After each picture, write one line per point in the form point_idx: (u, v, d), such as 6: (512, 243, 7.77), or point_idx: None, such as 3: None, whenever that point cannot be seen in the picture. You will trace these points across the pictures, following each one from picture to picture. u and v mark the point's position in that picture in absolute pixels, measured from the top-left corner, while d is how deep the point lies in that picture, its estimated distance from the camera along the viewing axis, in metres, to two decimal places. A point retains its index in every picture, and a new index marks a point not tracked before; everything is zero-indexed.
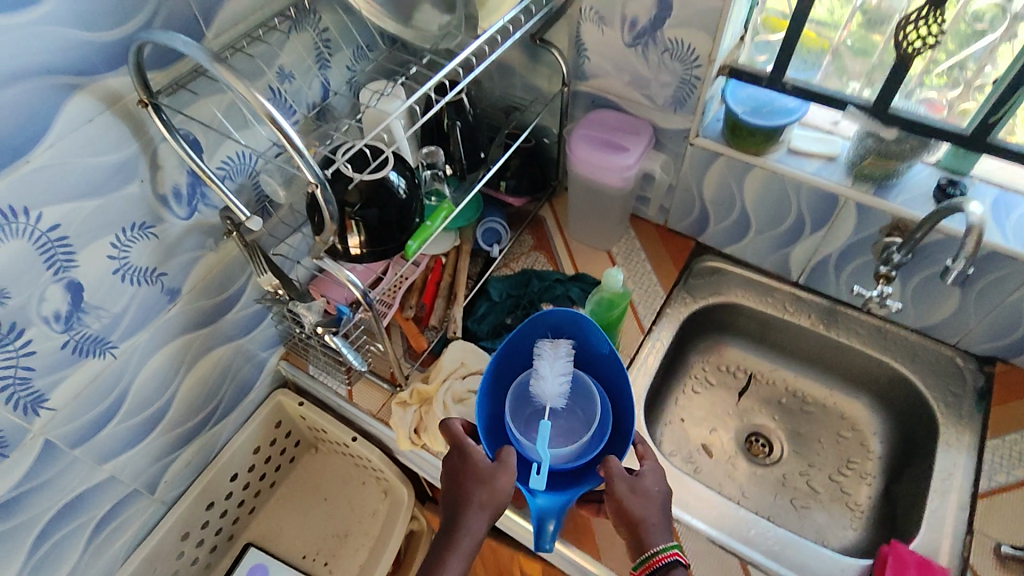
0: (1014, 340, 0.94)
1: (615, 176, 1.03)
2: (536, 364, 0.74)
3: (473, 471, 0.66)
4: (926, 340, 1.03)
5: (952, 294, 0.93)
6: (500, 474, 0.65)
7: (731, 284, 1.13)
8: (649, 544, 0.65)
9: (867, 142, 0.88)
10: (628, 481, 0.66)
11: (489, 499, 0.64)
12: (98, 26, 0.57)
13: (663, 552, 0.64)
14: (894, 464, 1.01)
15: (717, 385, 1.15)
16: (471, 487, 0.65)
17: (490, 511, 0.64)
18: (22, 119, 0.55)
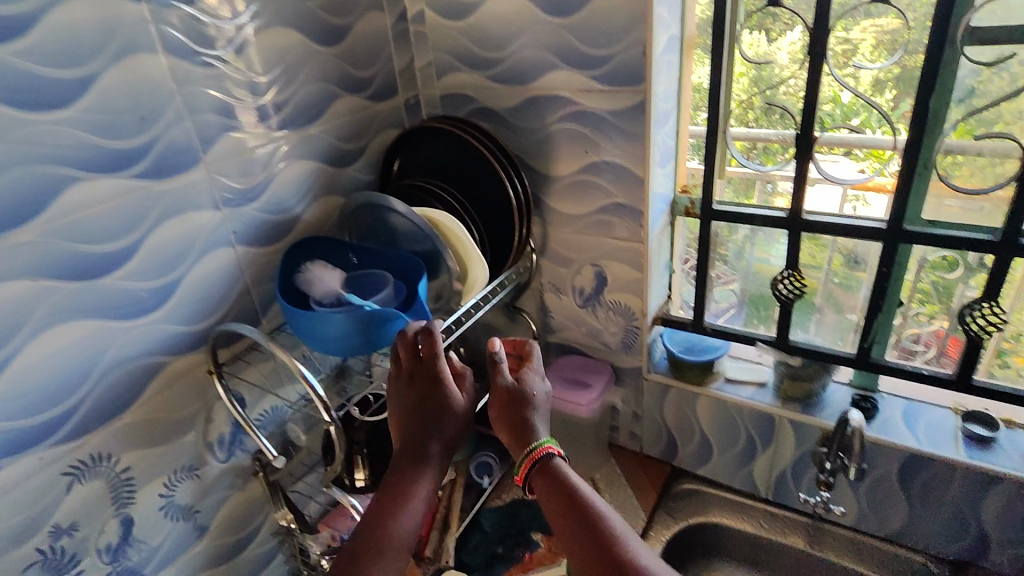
0: (970, 541, 0.99)
1: (583, 411, 1.23)
2: (311, 274, 0.89)
3: (435, 409, 0.86)
4: (894, 548, 1.07)
5: (898, 498, 1.02)
6: (451, 415, 0.85)
7: (709, 505, 1.21)
8: (535, 437, 0.81)
9: (780, 368, 1.12)
10: (530, 393, 0.85)
11: (445, 443, 0.85)
12: (192, 322, 0.84)
13: (543, 444, 0.80)
14: None
15: None
16: (424, 450, 0.84)
17: (435, 482, 0.84)
18: (126, 387, 0.77)
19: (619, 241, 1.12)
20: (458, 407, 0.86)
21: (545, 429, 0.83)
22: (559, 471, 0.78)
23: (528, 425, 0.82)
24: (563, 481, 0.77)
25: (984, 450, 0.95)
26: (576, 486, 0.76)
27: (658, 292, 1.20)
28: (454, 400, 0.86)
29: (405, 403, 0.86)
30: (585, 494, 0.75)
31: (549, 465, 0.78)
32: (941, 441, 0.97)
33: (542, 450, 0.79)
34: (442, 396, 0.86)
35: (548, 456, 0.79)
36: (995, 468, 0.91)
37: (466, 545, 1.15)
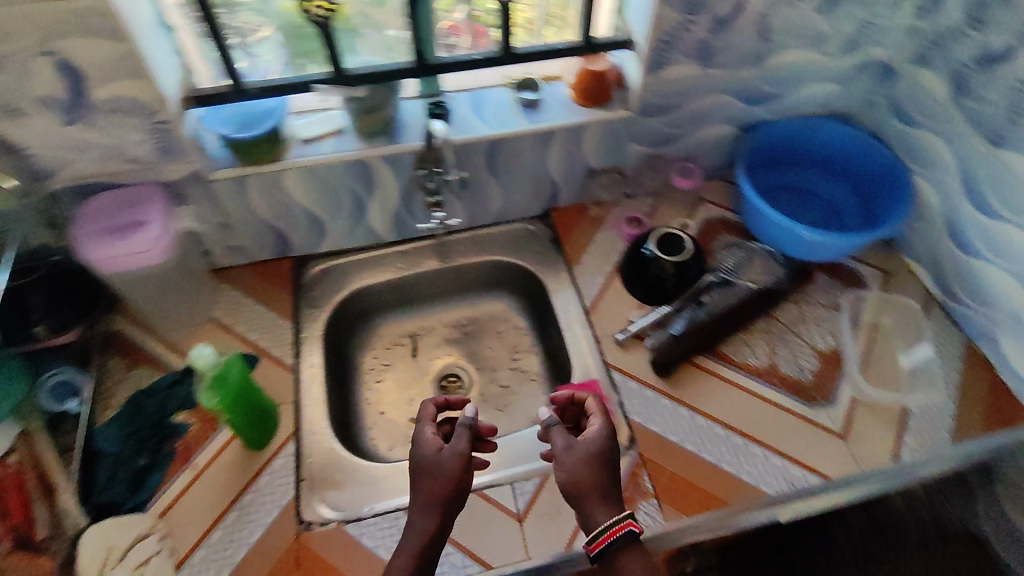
0: (547, 192, 1.14)
1: (139, 261, 0.92)
2: None
3: (430, 469, 0.77)
4: (499, 225, 1.18)
5: (491, 185, 1.09)
6: (445, 470, 0.76)
7: (344, 275, 1.13)
8: (603, 519, 0.72)
9: (352, 106, 0.97)
10: (567, 452, 0.75)
11: (435, 503, 0.75)
12: None
13: (621, 523, 0.70)
14: (539, 327, 1.16)
15: (392, 363, 1.16)
16: (439, 509, 0.75)
17: (433, 511, 0.75)
18: None
19: (47, 4, 0.72)
20: (459, 452, 0.77)
21: (602, 496, 0.73)
22: (626, 552, 0.70)
23: (584, 475, 0.74)
24: (629, 551, 0.70)
25: (537, 112, 1.03)
26: (642, 567, 0.70)
27: (163, 63, 0.87)
28: (450, 456, 0.77)
29: (413, 460, 0.79)
30: (640, 571, 0.69)
31: (614, 541, 0.70)
32: (507, 119, 1.02)
33: (613, 532, 0.70)
34: (426, 451, 0.78)
35: (616, 537, 0.70)
36: (549, 125, 1.02)
37: (96, 485, 0.87)
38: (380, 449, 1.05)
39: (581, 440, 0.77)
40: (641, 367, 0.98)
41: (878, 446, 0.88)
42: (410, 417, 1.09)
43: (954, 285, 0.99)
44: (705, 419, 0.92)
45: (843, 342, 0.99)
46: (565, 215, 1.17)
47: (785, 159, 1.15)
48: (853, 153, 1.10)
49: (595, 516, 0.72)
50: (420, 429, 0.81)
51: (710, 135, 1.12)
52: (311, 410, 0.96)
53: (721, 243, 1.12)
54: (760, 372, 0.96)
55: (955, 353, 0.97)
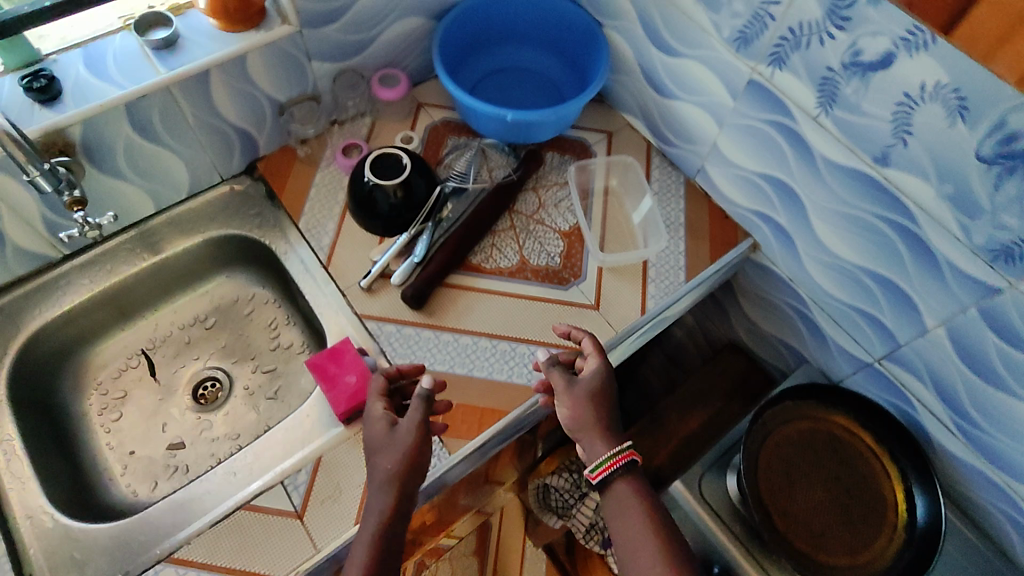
0: (239, 144, 0.96)
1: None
2: None
3: (382, 446, 0.71)
4: (199, 197, 0.99)
5: (159, 155, 0.89)
6: (400, 443, 0.70)
7: (16, 315, 0.89)
8: (609, 448, 0.72)
9: None
10: (569, 389, 0.76)
11: (398, 485, 0.68)
12: None
13: (621, 453, 0.71)
14: (287, 296, 1.03)
15: (130, 393, 0.97)
16: (397, 483, 0.68)
17: (387, 491, 0.68)
18: None
19: None
20: (413, 424, 0.72)
21: (599, 435, 0.73)
22: (623, 483, 0.71)
23: (585, 413, 0.74)
24: (623, 481, 0.71)
25: (176, 54, 0.83)
26: (636, 494, 0.70)
27: None
28: (405, 426, 0.71)
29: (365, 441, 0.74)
30: (635, 499, 0.70)
31: (614, 472, 0.71)
32: (138, 71, 0.81)
33: (608, 466, 0.70)
34: (375, 431, 0.72)
35: (614, 469, 0.71)
36: (196, 65, 0.82)
37: None
38: (140, 495, 0.89)
39: (579, 377, 0.77)
40: (395, 307, 0.89)
41: (629, 306, 0.91)
42: (169, 445, 0.94)
43: (663, 129, 1.01)
44: (469, 338, 0.88)
45: (581, 216, 0.98)
46: (272, 163, 1.01)
47: (491, 38, 1.08)
48: (554, 20, 1.05)
49: (594, 453, 0.73)
50: (372, 406, 0.75)
51: (398, 32, 0.99)
52: (17, 495, 0.78)
53: (448, 148, 1.03)
54: (512, 271, 0.93)
55: (678, 194, 1.02)
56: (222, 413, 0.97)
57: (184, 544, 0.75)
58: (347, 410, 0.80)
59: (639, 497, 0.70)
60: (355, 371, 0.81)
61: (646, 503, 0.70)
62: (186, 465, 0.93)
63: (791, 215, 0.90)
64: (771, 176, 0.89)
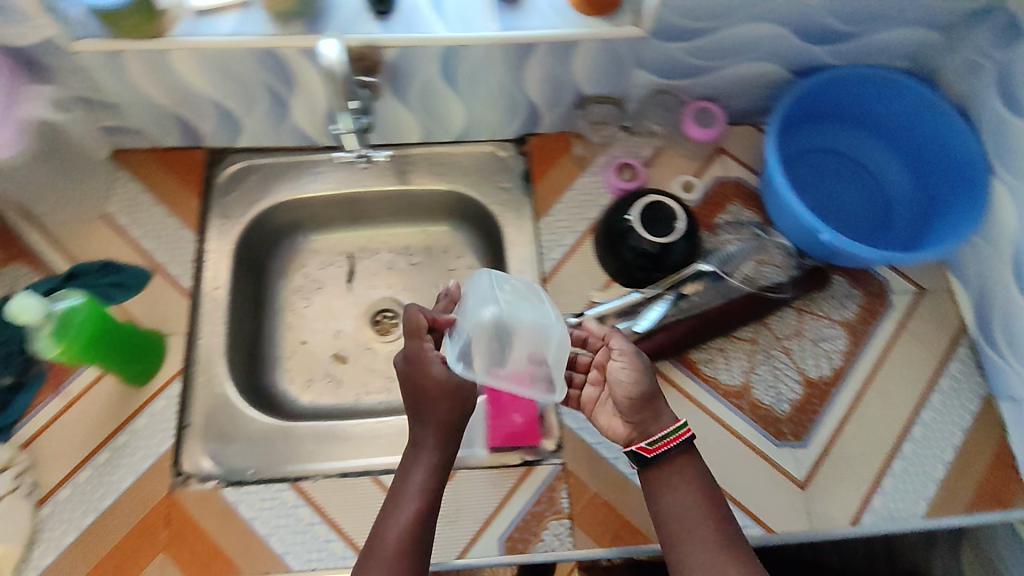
0: (523, 114, 0.90)
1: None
2: None
3: (442, 394, 0.66)
4: (461, 146, 0.97)
5: (449, 96, 0.86)
6: (455, 399, 0.67)
7: (268, 180, 0.94)
8: (666, 424, 0.69)
9: None
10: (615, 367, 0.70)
11: (451, 425, 0.67)
12: None
13: (683, 429, 0.68)
14: (493, 275, 0.99)
15: (324, 287, 1.02)
16: (452, 429, 0.67)
17: (443, 432, 0.67)
18: None
19: None
20: (464, 376, 0.68)
21: (659, 402, 0.70)
22: (682, 458, 0.68)
23: (641, 388, 0.69)
24: (680, 457, 0.68)
25: (515, 14, 0.77)
26: (697, 464, 0.68)
27: None
28: (470, 371, 0.68)
29: (411, 390, 0.67)
30: (695, 466, 0.68)
31: (671, 449, 0.68)
32: (472, 20, 0.77)
33: (671, 437, 0.68)
34: (430, 376, 0.66)
35: (678, 441, 0.68)
36: (527, 35, 0.77)
37: None
38: (293, 384, 0.94)
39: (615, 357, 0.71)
40: None
41: (840, 507, 0.75)
42: (334, 351, 0.98)
43: (996, 327, 0.80)
44: None
45: (837, 374, 0.81)
46: (543, 145, 0.95)
47: (842, 114, 0.91)
48: (935, 129, 0.85)
49: (653, 421, 0.69)
50: (415, 348, 0.67)
51: (746, 73, 0.86)
52: (208, 343, 0.83)
53: (727, 216, 0.90)
54: (730, 393, 0.80)
55: (967, 409, 0.80)
56: (389, 349, 0.98)
57: (312, 478, 0.77)
58: (498, 444, 0.77)
59: (695, 463, 0.69)
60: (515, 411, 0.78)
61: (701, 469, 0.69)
62: (339, 379, 0.96)
63: None
64: None
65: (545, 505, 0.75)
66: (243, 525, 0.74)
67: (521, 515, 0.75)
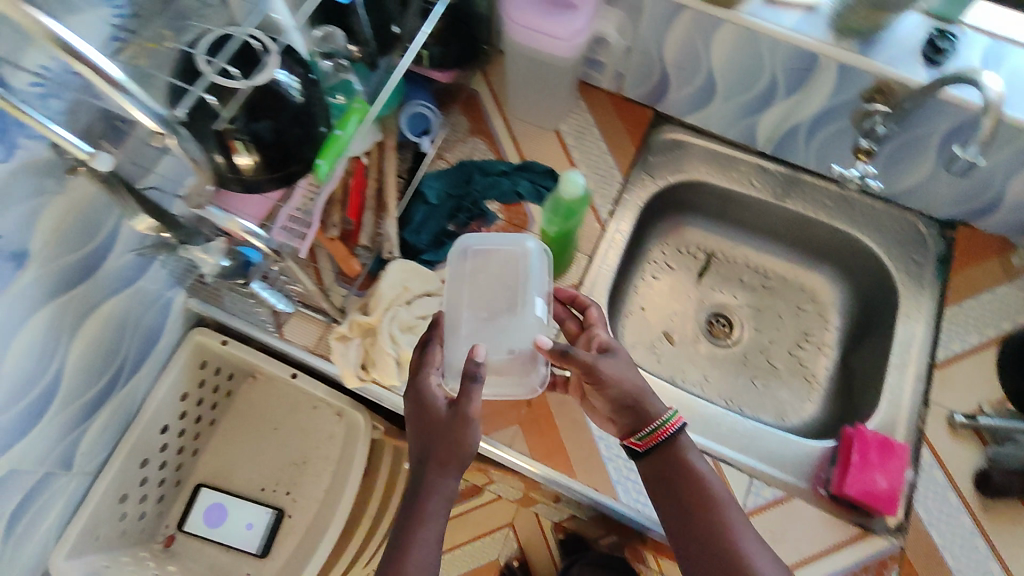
0: (980, 204, 0.88)
1: (561, 47, 0.79)
2: None
3: (438, 432, 0.62)
4: (884, 205, 0.95)
5: (927, 159, 0.85)
6: (460, 444, 0.61)
7: (692, 158, 1.00)
8: (654, 416, 0.66)
9: None
10: (616, 363, 0.67)
11: (452, 461, 0.61)
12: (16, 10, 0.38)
13: (673, 421, 0.66)
14: (849, 335, 0.99)
15: (677, 269, 1.06)
16: (457, 461, 0.62)
17: (454, 466, 0.62)
18: None
19: None
20: (472, 430, 0.62)
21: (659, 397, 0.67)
22: (676, 452, 0.66)
23: (632, 390, 0.66)
24: (677, 442, 0.66)
25: None
26: (696, 456, 0.66)
27: None
28: (449, 411, 0.62)
29: (423, 425, 0.63)
30: (698, 463, 0.65)
31: (664, 437, 0.66)
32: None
33: (667, 424, 0.66)
34: (433, 416, 0.63)
35: (671, 430, 0.66)
36: None
37: (412, 223, 0.90)
38: (624, 338, 1.00)
39: (610, 354, 0.68)
40: (959, 466, 0.79)
41: None
42: (665, 328, 1.02)
43: None
44: (998, 569, 0.74)
45: None
46: (973, 239, 0.92)
47: None
48: None
49: (645, 414, 0.66)
50: (423, 381, 0.65)
51: None
52: (601, 275, 0.91)
53: None
54: None
55: None
56: (717, 351, 1.01)
57: None
58: (852, 496, 0.75)
59: (698, 459, 0.66)
60: (858, 472, 0.75)
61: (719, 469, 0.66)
62: (663, 355, 1.00)
63: None
64: None
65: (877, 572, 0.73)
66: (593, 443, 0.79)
67: (849, 568, 0.74)
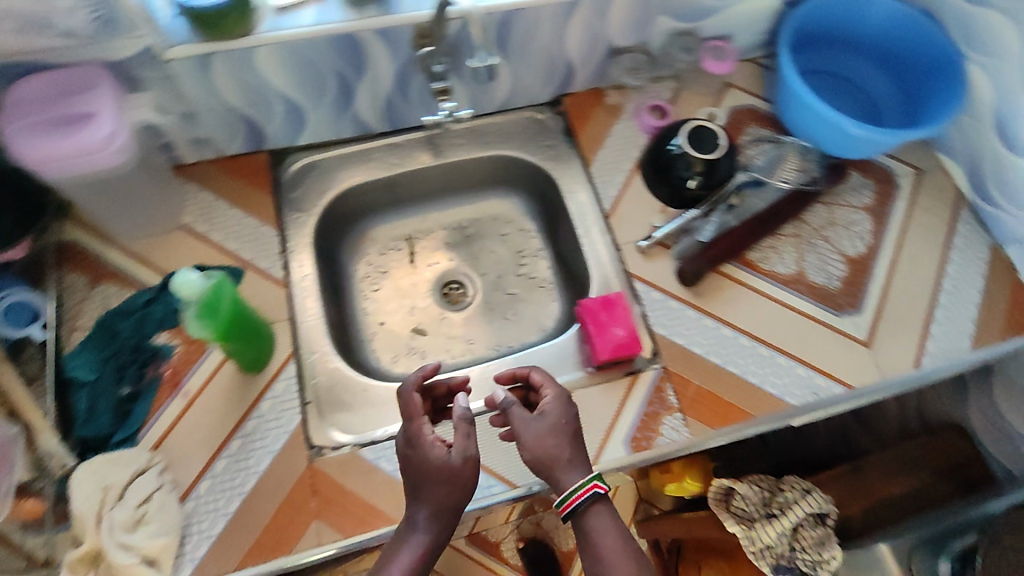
0: (562, 75, 0.99)
1: (103, 157, 0.76)
2: None
3: (441, 478, 0.65)
4: (504, 115, 1.04)
5: (500, 64, 0.93)
6: (454, 489, 0.65)
7: (329, 172, 0.98)
8: (565, 486, 0.67)
9: None
10: (528, 431, 0.70)
11: (448, 511, 0.65)
12: None
13: (586, 485, 0.66)
14: (548, 231, 1.08)
15: (390, 269, 1.06)
16: (447, 509, 0.65)
17: (444, 514, 0.65)
18: None
19: None
20: (466, 471, 0.66)
21: (573, 454, 0.69)
22: (591, 513, 0.66)
23: (550, 447, 0.69)
24: (595, 512, 0.67)
25: None
26: (603, 526, 0.66)
27: None
28: (452, 460, 0.66)
29: (411, 472, 0.67)
30: (601, 548, 0.65)
31: (580, 507, 0.67)
32: None
33: (575, 499, 0.66)
34: (430, 459, 0.66)
35: (580, 503, 0.66)
36: None
37: (83, 414, 0.77)
38: (382, 361, 0.97)
39: (537, 414, 0.71)
40: (665, 277, 0.91)
41: (901, 357, 0.87)
42: (412, 327, 1.02)
43: (990, 184, 0.94)
44: (730, 330, 0.87)
45: (870, 247, 0.94)
46: (578, 103, 1.03)
47: (828, 37, 1.02)
48: (908, 34, 0.98)
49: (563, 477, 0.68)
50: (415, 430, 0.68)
51: (747, 11, 0.97)
52: (311, 324, 0.86)
53: (748, 137, 1.01)
54: (789, 279, 0.91)
55: (981, 257, 0.94)
56: (464, 314, 1.04)
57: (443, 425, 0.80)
58: (606, 358, 0.83)
59: (602, 539, 0.65)
60: (604, 331, 0.84)
61: (619, 533, 0.66)
62: (423, 349, 1.00)
63: None
64: None
65: (654, 411, 0.82)
66: (387, 475, 0.76)
67: (635, 424, 0.81)
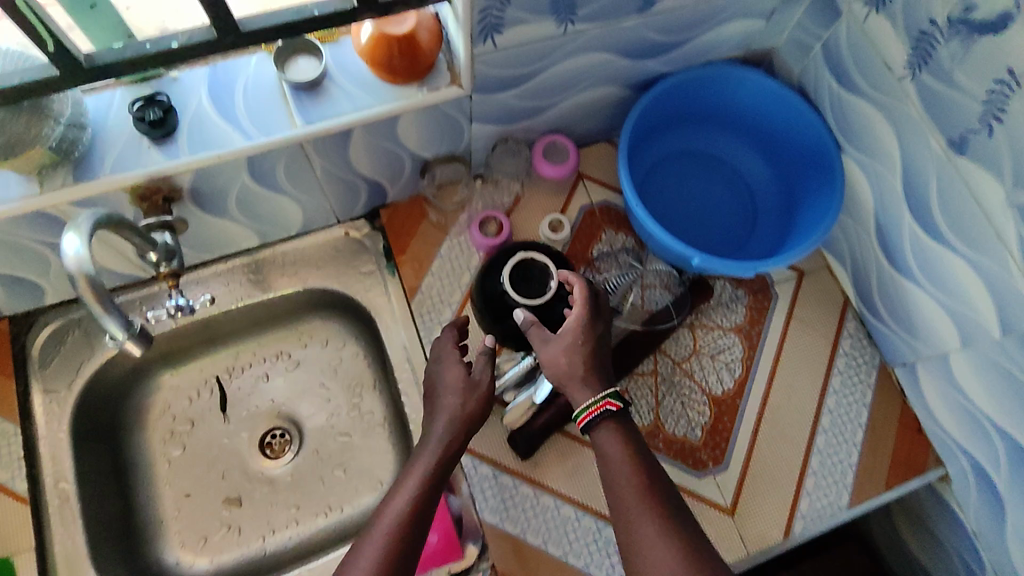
0: (367, 193, 0.82)
1: None
2: None
3: (458, 387, 0.67)
4: (309, 237, 0.86)
5: (279, 198, 0.75)
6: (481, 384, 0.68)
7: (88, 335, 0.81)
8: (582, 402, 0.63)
9: None
10: (544, 348, 0.67)
11: (461, 423, 0.65)
12: None
13: (598, 402, 0.62)
14: (382, 361, 0.92)
15: (198, 422, 0.90)
16: (477, 407, 0.66)
17: (456, 422, 0.65)
18: None
19: None
20: (485, 375, 0.68)
21: (588, 374, 0.65)
22: (601, 430, 0.63)
23: (563, 366, 0.65)
24: (607, 428, 0.63)
25: (317, 102, 0.66)
26: (612, 442, 0.62)
27: None
28: (480, 372, 0.68)
29: (433, 383, 0.69)
30: (610, 460, 0.61)
31: (595, 420, 0.63)
32: (269, 117, 0.65)
33: (588, 413, 0.63)
34: (447, 375, 0.69)
35: (595, 417, 0.63)
36: (336, 123, 0.65)
37: None
38: (188, 554, 0.84)
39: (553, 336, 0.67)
40: (496, 445, 0.77)
41: (771, 522, 0.75)
42: (223, 496, 0.87)
43: (877, 297, 0.80)
44: (572, 510, 0.74)
45: (740, 382, 0.80)
46: (397, 216, 0.86)
47: (692, 113, 0.86)
48: (781, 113, 0.81)
49: (577, 398, 0.64)
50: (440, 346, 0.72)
51: (584, 102, 0.79)
52: (66, 548, 0.73)
53: (602, 247, 0.85)
54: (642, 434, 0.77)
55: (867, 383, 0.81)
56: (288, 472, 0.89)
57: None
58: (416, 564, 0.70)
59: (610, 451, 0.61)
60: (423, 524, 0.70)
61: (630, 450, 0.62)
62: (237, 525, 0.86)
63: (1015, 486, 0.68)
64: (1004, 431, 0.67)
65: None
66: None
67: None
